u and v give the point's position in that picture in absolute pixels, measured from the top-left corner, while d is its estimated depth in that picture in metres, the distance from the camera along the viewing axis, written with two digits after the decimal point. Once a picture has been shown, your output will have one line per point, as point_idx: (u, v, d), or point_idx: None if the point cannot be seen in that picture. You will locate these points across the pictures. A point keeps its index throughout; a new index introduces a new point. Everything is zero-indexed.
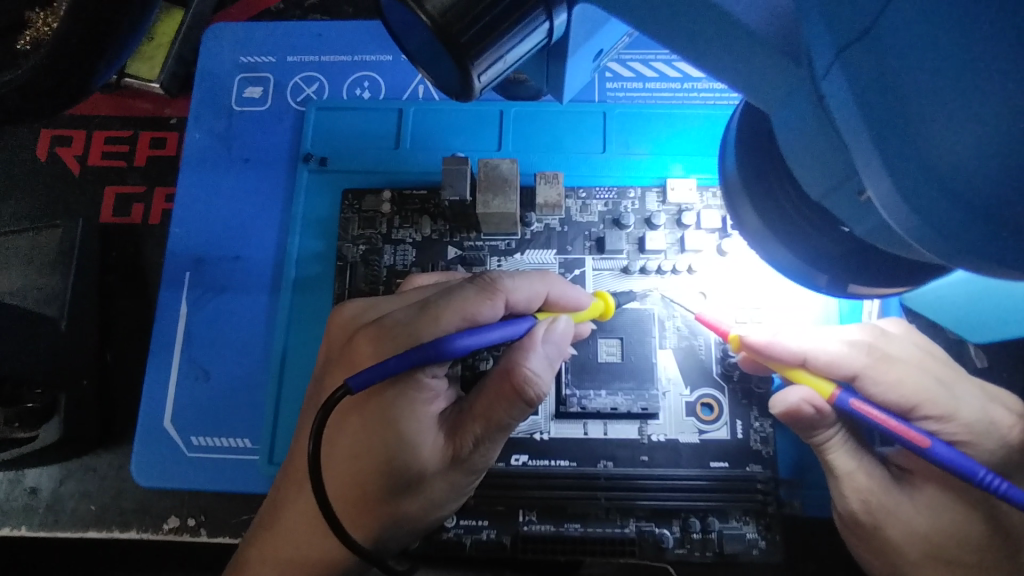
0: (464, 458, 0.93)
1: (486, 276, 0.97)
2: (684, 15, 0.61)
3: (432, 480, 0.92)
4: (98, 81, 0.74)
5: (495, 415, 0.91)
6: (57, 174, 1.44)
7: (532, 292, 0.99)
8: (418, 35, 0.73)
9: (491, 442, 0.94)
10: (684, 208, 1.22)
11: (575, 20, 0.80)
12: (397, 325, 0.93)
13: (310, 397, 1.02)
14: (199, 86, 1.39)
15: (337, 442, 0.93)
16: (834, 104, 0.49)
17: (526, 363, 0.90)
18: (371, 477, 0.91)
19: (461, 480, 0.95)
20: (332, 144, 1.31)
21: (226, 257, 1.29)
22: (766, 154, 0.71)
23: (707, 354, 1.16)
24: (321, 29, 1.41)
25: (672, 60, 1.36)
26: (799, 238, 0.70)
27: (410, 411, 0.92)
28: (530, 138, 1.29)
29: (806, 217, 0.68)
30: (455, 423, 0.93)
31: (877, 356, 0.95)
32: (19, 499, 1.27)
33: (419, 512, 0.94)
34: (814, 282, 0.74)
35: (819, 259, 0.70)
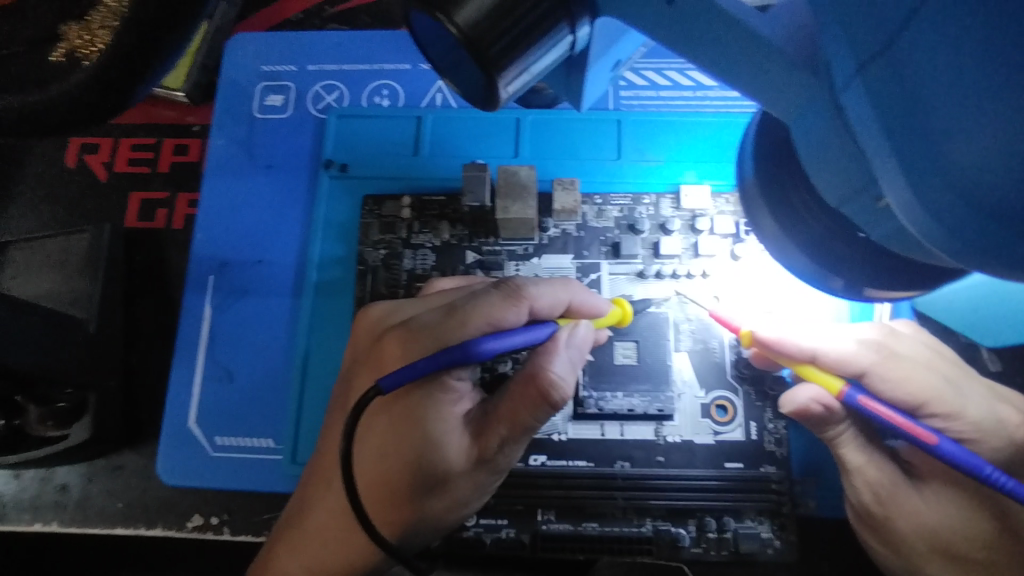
0: (489, 459, 0.94)
1: (511, 283, 1.00)
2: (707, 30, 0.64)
3: (457, 479, 0.94)
4: (137, 96, 0.78)
5: (521, 417, 0.92)
6: (84, 180, 1.48)
7: (555, 299, 1.01)
8: (446, 47, 0.76)
9: (516, 443, 0.95)
10: (698, 214, 1.24)
11: (596, 33, 0.82)
12: (426, 329, 0.97)
13: (335, 396, 1.05)
14: (223, 94, 1.42)
15: (368, 441, 0.97)
16: (853, 115, 0.51)
17: (549, 367, 0.91)
18: (399, 475, 0.94)
19: (486, 480, 0.96)
20: (352, 151, 1.34)
21: (249, 261, 1.32)
22: (785, 163, 0.73)
23: (721, 356, 1.18)
24: (341, 39, 1.45)
25: (685, 68, 1.39)
26: (818, 243, 0.72)
27: (436, 412, 0.95)
28: (546, 145, 1.31)
29: (825, 222, 0.71)
30: (479, 424, 0.95)
31: (885, 353, 0.97)
32: (47, 497, 1.30)
33: (445, 510, 0.96)
34: (829, 286, 0.76)
35: (836, 262, 0.72)
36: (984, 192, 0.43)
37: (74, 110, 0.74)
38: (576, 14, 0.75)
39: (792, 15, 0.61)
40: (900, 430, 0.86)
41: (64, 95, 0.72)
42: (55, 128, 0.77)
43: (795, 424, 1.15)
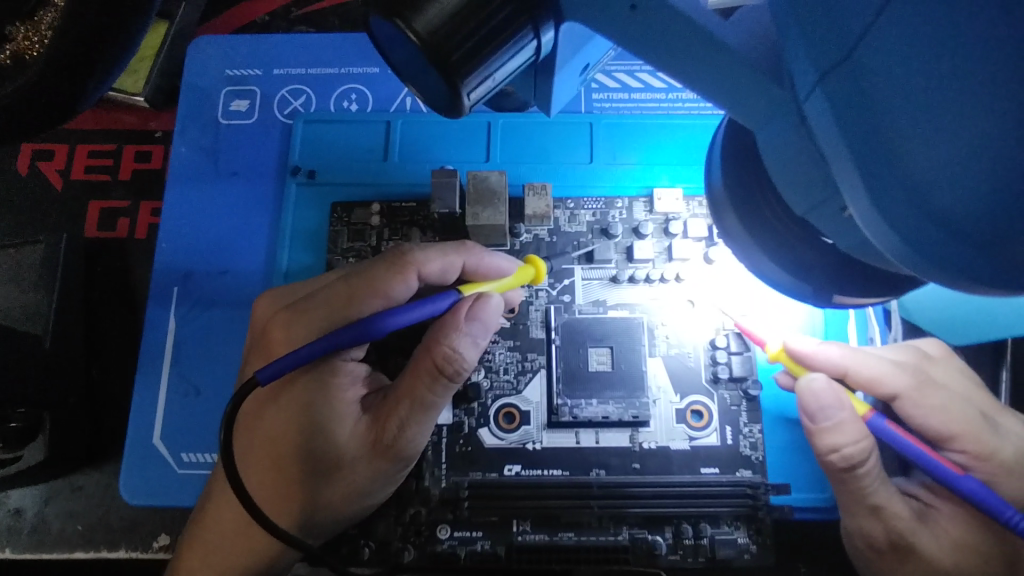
0: (387, 444, 0.97)
1: (395, 252, 1.03)
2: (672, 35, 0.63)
3: (352, 467, 0.97)
4: (83, 101, 0.74)
5: (418, 393, 0.95)
6: (40, 190, 1.42)
7: (446, 265, 1.05)
8: (406, 52, 0.74)
9: (416, 426, 0.97)
10: (671, 217, 1.23)
11: (562, 38, 0.81)
12: (313, 308, 0.99)
13: (258, 352, 1.02)
14: (185, 99, 1.38)
15: (261, 424, 0.98)
16: (816, 124, 0.50)
17: (445, 341, 0.93)
18: (292, 458, 0.97)
19: (386, 467, 0.99)
20: (320, 156, 1.31)
21: (214, 272, 1.29)
22: (751, 168, 0.73)
23: (696, 361, 1.18)
24: (307, 41, 1.41)
25: (657, 71, 1.38)
26: (786, 252, 0.72)
27: (325, 397, 0.97)
28: (518, 150, 1.30)
29: (791, 230, 0.70)
30: (378, 409, 0.98)
31: (922, 379, 1.00)
32: (2, 520, 1.25)
33: (345, 497, 0.99)
34: (800, 293, 0.76)
35: (804, 270, 0.71)
36: (945, 206, 0.42)
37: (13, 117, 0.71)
38: (540, 21, 0.74)
39: (755, 23, 0.60)
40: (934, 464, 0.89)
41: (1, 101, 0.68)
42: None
43: (768, 428, 1.16)
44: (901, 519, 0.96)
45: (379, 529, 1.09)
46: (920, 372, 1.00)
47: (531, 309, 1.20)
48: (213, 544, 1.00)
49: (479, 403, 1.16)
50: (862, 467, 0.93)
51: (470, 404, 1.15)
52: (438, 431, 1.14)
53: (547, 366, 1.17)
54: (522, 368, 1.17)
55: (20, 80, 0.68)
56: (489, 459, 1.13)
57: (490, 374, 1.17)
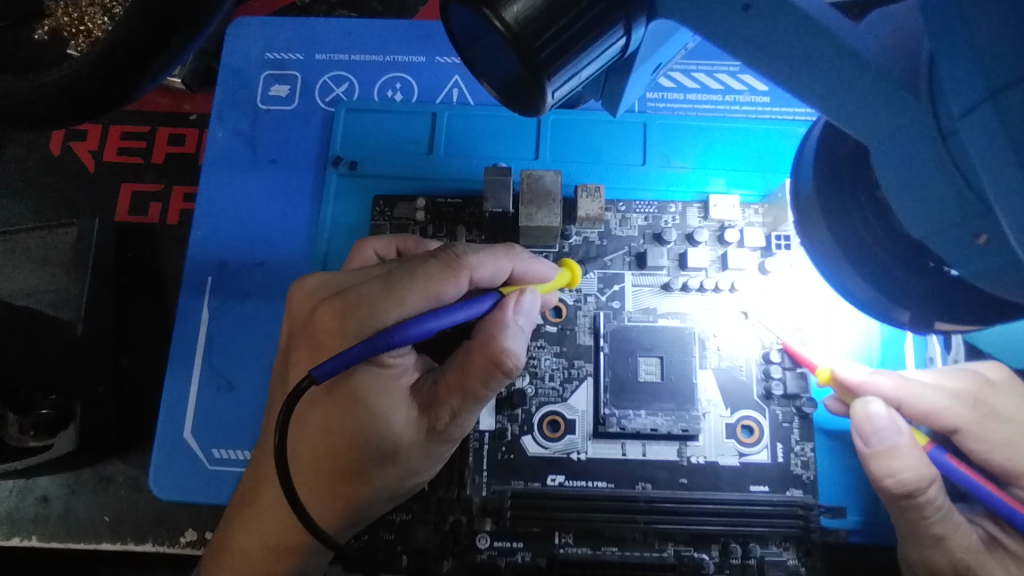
0: (441, 431, 0.93)
1: (450, 250, 0.94)
2: (784, 38, 0.59)
3: (406, 452, 0.92)
4: (142, 89, 0.69)
5: (470, 387, 0.90)
6: (70, 170, 1.38)
7: (497, 269, 0.97)
8: (487, 45, 0.70)
9: (467, 414, 0.93)
10: (727, 225, 1.19)
11: (648, 34, 0.76)
12: (359, 301, 0.89)
13: (302, 347, 0.92)
14: (224, 83, 1.33)
15: (309, 417, 0.91)
16: (971, 145, 0.45)
17: (500, 339, 0.88)
18: (344, 449, 0.90)
19: (437, 449, 0.95)
20: (363, 147, 1.27)
21: (251, 263, 1.24)
22: (858, 180, 0.67)
23: (747, 375, 1.14)
24: (351, 27, 1.36)
25: (713, 71, 1.32)
26: (882, 275, 0.68)
27: (379, 386, 0.90)
28: (568, 148, 1.25)
29: (892, 250, 0.66)
30: (430, 396, 0.93)
31: (983, 411, 0.94)
32: (28, 509, 1.22)
33: (396, 482, 0.94)
34: (887, 316, 0.72)
35: (903, 294, 0.67)
36: None
37: (69, 98, 0.67)
38: (631, 18, 0.69)
39: (886, 28, 0.56)
40: (1002, 504, 0.86)
41: (61, 79, 0.66)
42: (49, 119, 0.70)
43: (820, 447, 1.13)
44: (969, 552, 0.91)
45: (418, 537, 1.06)
46: (980, 404, 0.94)
47: (580, 315, 1.16)
48: (247, 549, 0.96)
49: (523, 410, 1.12)
50: (923, 496, 0.88)
51: (514, 411, 1.12)
52: (479, 437, 1.11)
53: (593, 374, 1.13)
54: (568, 376, 1.13)
55: (83, 59, 0.65)
56: (532, 468, 1.10)
57: (535, 380, 1.13)
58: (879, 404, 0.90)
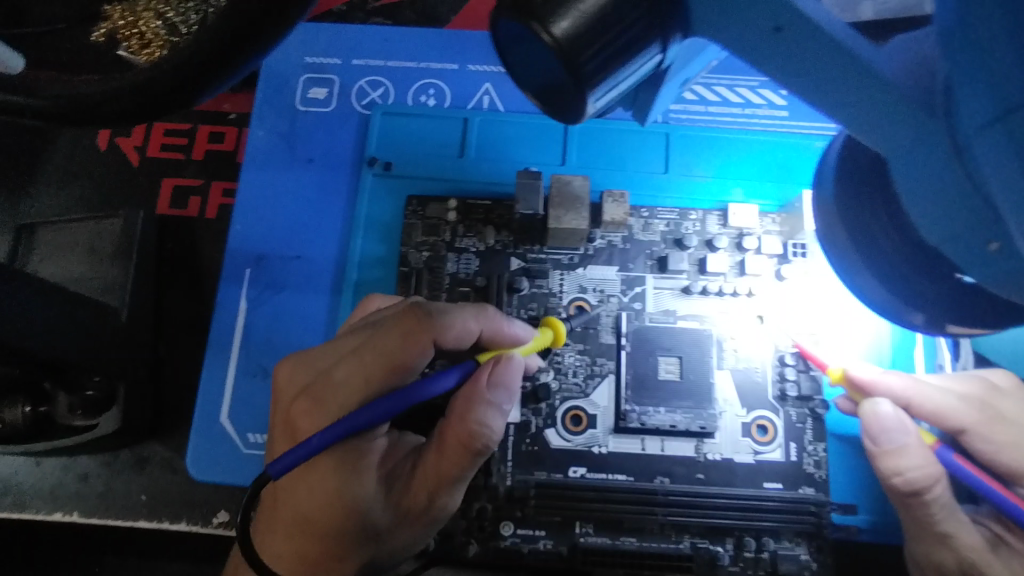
0: (421, 512, 0.94)
1: (418, 313, 0.93)
2: (810, 57, 0.62)
3: (388, 535, 0.94)
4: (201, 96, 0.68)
5: (446, 469, 0.90)
6: (116, 165, 1.44)
7: (465, 332, 0.98)
8: (534, 58, 0.75)
9: (448, 495, 0.93)
10: (745, 232, 1.24)
11: (683, 48, 0.81)
12: (329, 391, 0.91)
13: (282, 436, 0.94)
14: (265, 85, 1.39)
15: (293, 509, 0.92)
16: (985, 162, 0.50)
17: (472, 420, 0.87)
18: (328, 538, 0.91)
19: (420, 527, 0.96)
20: (397, 149, 1.32)
21: (288, 257, 1.30)
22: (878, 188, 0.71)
23: (763, 377, 1.18)
24: (387, 34, 1.42)
25: (734, 85, 1.38)
26: (898, 280, 0.72)
27: (357, 481, 0.90)
28: (594, 155, 1.30)
29: (907, 256, 0.70)
30: (408, 479, 0.94)
31: (989, 415, 0.99)
32: (70, 486, 1.27)
33: (385, 554, 0.97)
34: (903, 318, 0.76)
35: (917, 298, 0.72)
36: None
37: (135, 101, 0.65)
38: (670, 36, 0.74)
39: (912, 53, 0.60)
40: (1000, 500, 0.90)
41: (136, 78, 0.65)
42: (104, 120, 0.67)
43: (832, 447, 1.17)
44: (974, 550, 0.96)
45: (444, 522, 1.11)
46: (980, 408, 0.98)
47: (602, 315, 1.20)
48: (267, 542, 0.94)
49: (547, 404, 1.17)
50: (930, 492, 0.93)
51: (538, 405, 1.17)
52: (505, 429, 1.16)
53: (615, 371, 1.18)
54: (591, 373, 1.18)
55: (174, 53, 0.64)
56: (555, 459, 1.14)
57: (559, 376, 1.18)
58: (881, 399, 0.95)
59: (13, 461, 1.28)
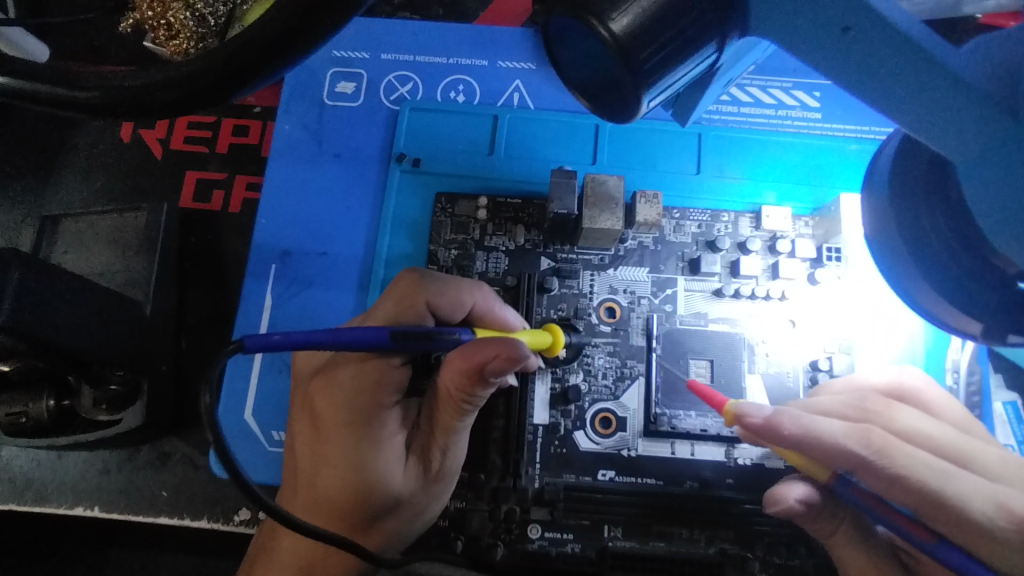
0: (435, 473, 0.97)
1: (412, 280, 0.98)
2: (877, 61, 0.59)
3: (408, 499, 0.95)
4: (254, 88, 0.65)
5: (448, 422, 0.93)
6: (140, 157, 1.43)
7: (457, 303, 0.99)
8: (588, 53, 0.73)
9: (455, 446, 0.97)
10: (778, 235, 1.23)
11: (737, 47, 0.80)
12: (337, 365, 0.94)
13: (303, 426, 0.95)
14: (292, 78, 1.38)
15: (317, 478, 0.92)
16: None
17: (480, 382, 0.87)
18: (349, 503, 0.91)
19: (436, 488, 0.98)
20: (425, 146, 1.31)
21: (313, 253, 1.29)
22: (937, 188, 0.68)
23: (796, 383, 1.16)
24: (416, 29, 1.41)
25: (768, 86, 1.36)
26: (961, 291, 0.68)
27: (376, 444, 0.91)
28: (625, 155, 1.29)
29: (972, 268, 0.66)
30: (421, 441, 0.96)
31: None
32: (91, 480, 1.26)
33: (401, 524, 0.97)
34: (960, 327, 0.73)
35: (980, 309, 0.68)
36: None
37: (190, 92, 0.62)
38: (726, 35, 0.73)
39: (995, 49, 0.55)
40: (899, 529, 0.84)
41: (190, 69, 0.62)
42: (155, 113, 0.64)
43: None
44: None
45: (472, 524, 1.10)
46: (880, 443, 0.85)
47: (633, 316, 1.19)
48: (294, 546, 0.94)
49: (576, 406, 1.16)
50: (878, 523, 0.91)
51: (567, 406, 1.15)
52: (534, 430, 1.15)
53: (645, 374, 1.16)
54: (620, 375, 1.17)
55: (226, 44, 0.61)
56: (584, 462, 1.13)
57: (588, 378, 1.17)
58: (787, 487, 0.99)
59: (34, 454, 1.27)
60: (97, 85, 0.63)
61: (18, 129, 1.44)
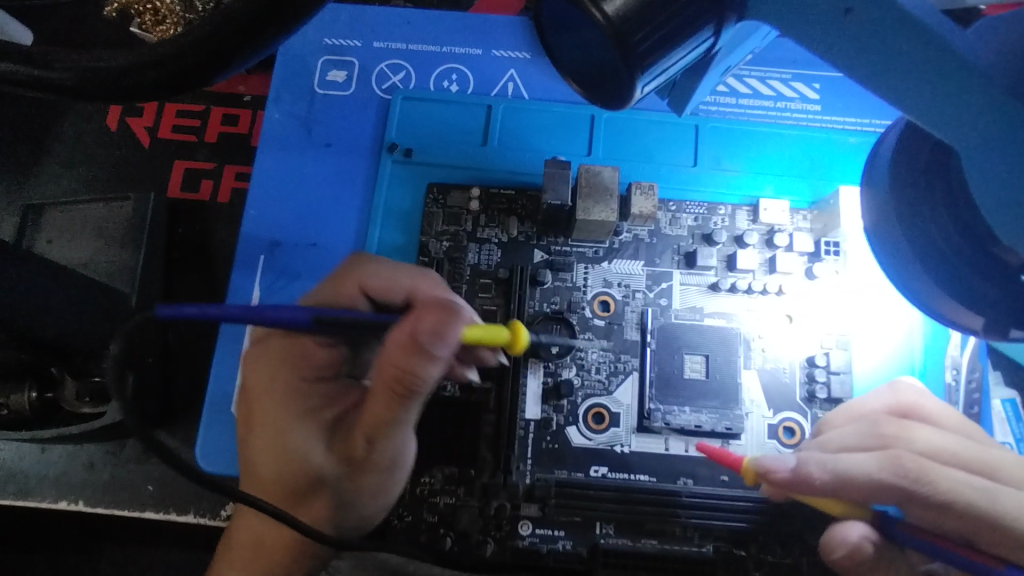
0: (363, 460, 0.84)
1: (355, 264, 0.99)
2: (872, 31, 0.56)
3: (333, 483, 0.86)
4: (233, 71, 0.63)
5: (378, 412, 0.79)
6: (126, 145, 1.40)
7: (388, 284, 0.97)
8: (580, 36, 0.71)
9: (388, 440, 0.83)
10: (776, 229, 1.21)
11: (733, 32, 0.78)
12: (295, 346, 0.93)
13: (242, 406, 0.93)
14: (282, 65, 1.35)
15: (251, 454, 0.89)
16: None
17: (398, 358, 0.75)
18: (281, 482, 0.86)
19: (366, 479, 0.87)
20: (417, 136, 1.29)
21: (303, 244, 1.26)
22: (938, 174, 0.66)
23: (791, 378, 1.15)
24: (409, 17, 1.38)
25: (766, 77, 1.34)
26: (962, 283, 0.66)
27: (299, 418, 0.87)
28: (621, 146, 1.27)
29: (970, 259, 0.64)
30: (349, 425, 0.86)
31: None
32: (76, 473, 1.24)
33: (339, 514, 0.88)
34: (963, 322, 0.71)
35: (980, 303, 0.66)
36: None
37: (165, 74, 0.60)
38: (722, 18, 0.71)
39: (1001, 29, 0.52)
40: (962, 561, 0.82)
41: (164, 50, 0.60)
42: (129, 95, 0.62)
43: None
44: None
45: (462, 520, 1.08)
46: (915, 470, 0.85)
47: (627, 310, 1.17)
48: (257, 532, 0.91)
49: (569, 401, 1.14)
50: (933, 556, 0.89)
51: (560, 401, 1.13)
52: (526, 426, 1.13)
53: (639, 369, 1.15)
54: (614, 369, 1.15)
55: (200, 24, 0.59)
56: (576, 458, 1.11)
57: (582, 373, 1.15)
58: (844, 528, 0.96)
59: (18, 447, 1.25)
60: (68, 64, 0.60)
61: (2, 117, 1.41)
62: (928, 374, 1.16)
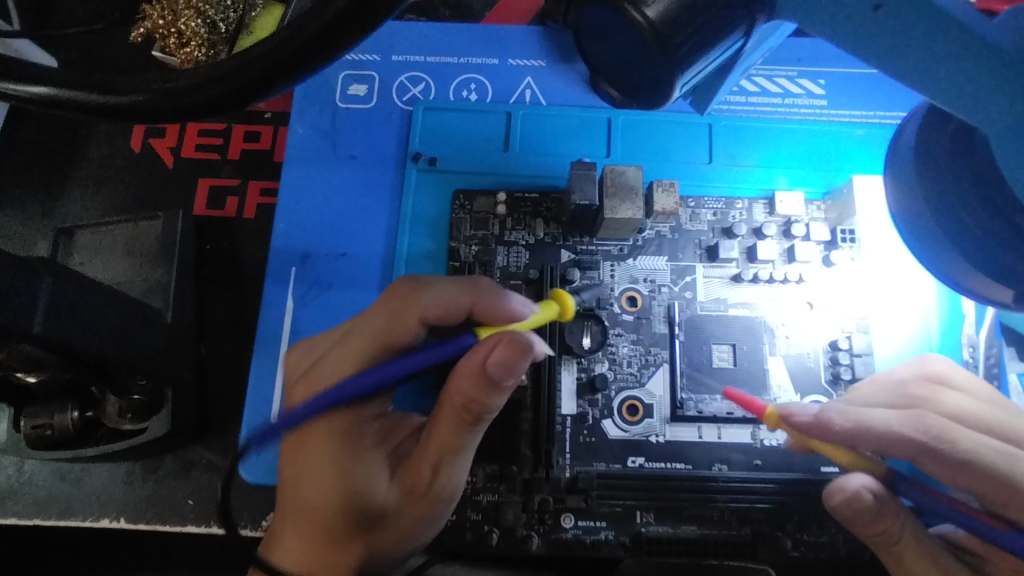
0: (422, 491, 0.90)
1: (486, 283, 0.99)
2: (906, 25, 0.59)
3: (393, 515, 0.90)
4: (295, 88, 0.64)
5: (445, 440, 0.88)
6: (151, 166, 1.43)
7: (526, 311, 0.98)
8: (619, 42, 0.75)
9: (451, 469, 0.91)
10: (793, 220, 1.25)
11: (758, 34, 0.83)
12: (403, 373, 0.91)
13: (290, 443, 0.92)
14: (303, 81, 1.39)
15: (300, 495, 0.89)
16: None
17: (479, 394, 0.82)
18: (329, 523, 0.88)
19: (429, 511, 0.92)
20: (440, 144, 1.32)
21: (333, 254, 1.29)
22: (963, 154, 0.69)
23: (815, 362, 1.19)
24: (425, 30, 1.42)
25: (774, 75, 1.39)
26: (990, 260, 0.71)
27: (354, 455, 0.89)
28: (638, 147, 1.31)
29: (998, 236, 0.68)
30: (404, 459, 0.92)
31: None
32: (117, 490, 1.25)
33: (391, 545, 0.92)
34: (992, 296, 0.75)
35: (1010, 276, 0.70)
36: None
37: (230, 90, 0.61)
38: (752, 21, 0.76)
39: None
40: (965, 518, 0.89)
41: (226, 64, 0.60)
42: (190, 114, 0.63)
43: None
44: None
45: (506, 516, 1.10)
46: (935, 427, 0.96)
47: (654, 304, 1.21)
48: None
49: (603, 395, 1.17)
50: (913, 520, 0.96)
51: (595, 396, 1.17)
52: (563, 421, 1.15)
53: (669, 360, 1.18)
54: (645, 362, 1.18)
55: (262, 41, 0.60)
56: (613, 450, 1.14)
57: (614, 368, 1.18)
58: (848, 478, 1.00)
59: (57, 468, 1.26)
60: (130, 90, 0.62)
61: (26, 143, 1.43)
62: (946, 352, 1.20)
